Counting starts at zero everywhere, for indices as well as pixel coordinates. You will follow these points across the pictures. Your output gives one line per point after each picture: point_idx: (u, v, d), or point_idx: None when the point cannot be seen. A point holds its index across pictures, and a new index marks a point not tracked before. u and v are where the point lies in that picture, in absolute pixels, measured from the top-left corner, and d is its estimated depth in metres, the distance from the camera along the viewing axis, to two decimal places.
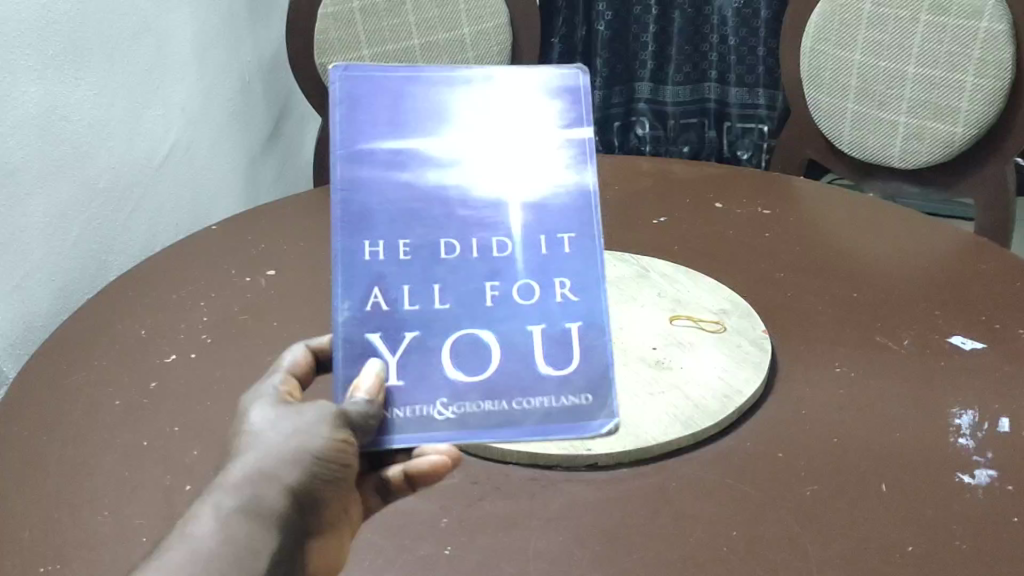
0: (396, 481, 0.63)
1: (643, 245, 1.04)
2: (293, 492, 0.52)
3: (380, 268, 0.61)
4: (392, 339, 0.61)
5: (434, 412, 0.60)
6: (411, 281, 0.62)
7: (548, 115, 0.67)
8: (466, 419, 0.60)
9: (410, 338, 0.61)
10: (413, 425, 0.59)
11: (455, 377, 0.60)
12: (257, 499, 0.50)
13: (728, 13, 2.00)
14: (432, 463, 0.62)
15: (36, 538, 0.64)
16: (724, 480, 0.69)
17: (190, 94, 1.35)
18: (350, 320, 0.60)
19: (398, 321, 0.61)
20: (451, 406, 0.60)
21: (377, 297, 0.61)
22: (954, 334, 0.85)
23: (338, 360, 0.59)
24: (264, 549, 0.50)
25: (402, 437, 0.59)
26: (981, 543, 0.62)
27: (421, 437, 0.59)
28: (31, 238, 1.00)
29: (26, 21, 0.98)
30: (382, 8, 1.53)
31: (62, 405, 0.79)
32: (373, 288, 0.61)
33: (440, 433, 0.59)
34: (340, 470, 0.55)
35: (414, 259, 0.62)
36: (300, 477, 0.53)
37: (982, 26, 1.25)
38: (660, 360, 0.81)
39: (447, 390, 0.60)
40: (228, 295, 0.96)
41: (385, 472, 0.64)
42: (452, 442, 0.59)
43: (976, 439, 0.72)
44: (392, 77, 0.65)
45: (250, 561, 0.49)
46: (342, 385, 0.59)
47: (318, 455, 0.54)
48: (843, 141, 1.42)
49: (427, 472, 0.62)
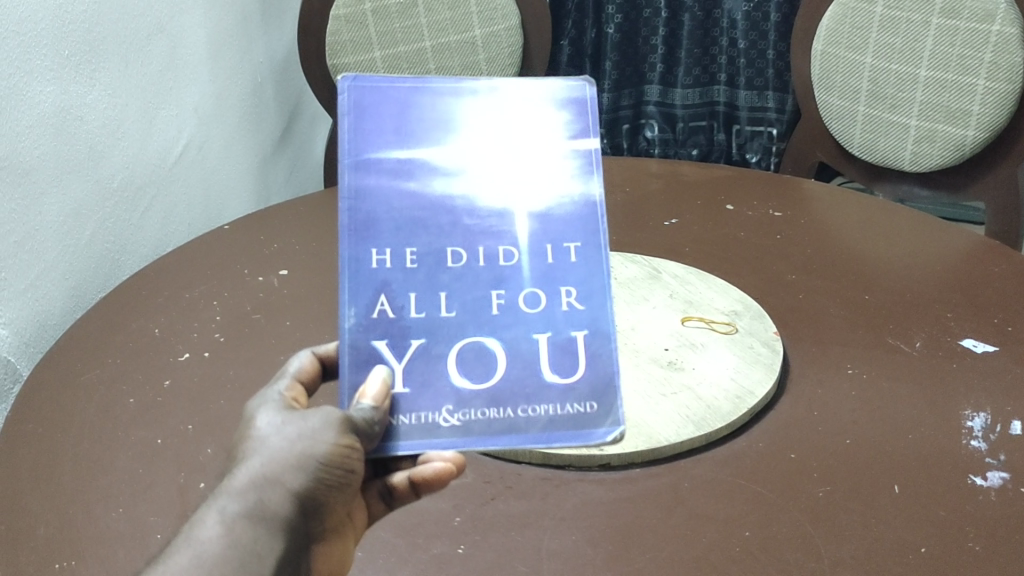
0: (401, 487, 0.64)
1: (654, 247, 1.04)
2: (298, 496, 0.52)
3: (387, 275, 0.62)
4: (398, 346, 0.61)
5: (439, 419, 0.60)
6: (417, 289, 0.62)
7: (555, 124, 0.67)
8: (470, 426, 0.59)
9: (415, 345, 0.61)
10: (417, 432, 0.59)
11: (461, 384, 0.60)
12: (261, 505, 0.51)
13: (738, 16, 1.99)
14: (435, 470, 0.61)
15: (52, 534, 0.65)
16: (737, 481, 0.69)
17: (203, 96, 1.36)
18: (356, 327, 0.60)
19: (404, 329, 0.61)
20: (456, 413, 0.60)
21: (383, 305, 0.61)
22: (966, 336, 0.85)
23: (345, 366, 0.59)
24: (268, 554, 0.51)
25: (407, 445, 0.59)
26: (994, 544, 0.62)
27: (425, 444, 0.59)
28: (46, 236, 1.01)
29: (43, 22, 0.99)
30: (394, 10, 1.53)
31: (76, 403, 0.79)
32: (379, 295, 0.61)
33: (443, 441, 0.59)
34: (344, 476, 0.55)
35: (420, 267, 0.62)
36: (305, 482, 0.53)
37: (994, 29, 1.25)
38: (672, 361, 0.82)
39: (451, 397, 0.60)
40: (240, 295, 0.96)
41: (389, 478, 0.64)
42: (456, 449, 0.59)
43: (988, 441, 0.72)
44: (399, 87, 0.65)
45: (255, 565, 0.50)
46: (347, 391, 0.59)
47: (323, 461, 0.53)
48: (854, 145, 1.42)
49: (429, 479, 0.62)
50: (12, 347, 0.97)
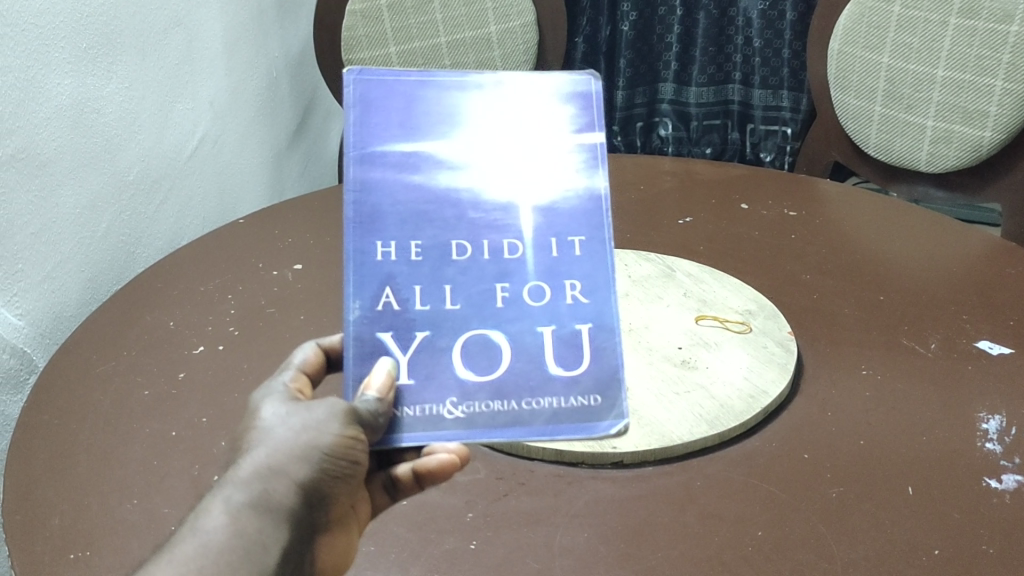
0: (404, 479, 0.64)
1: (668, 246, 1.04)
2: (303, 488, 0.53)
3: (392, 268, 0.62)
4: (402, 338, 0.61)
5: (444, 411, 0.60)
6: (422, 282, 0.62)
7: (560, 119, 0.67)
8: (475, 418, 0.60)
9: (420, 337, 0.61)
10: (421, 424, 0.59)
11: (465, 377, 0.61)
12: (266, 495, 0.51)
13: (753, 14, 1.99)
14: (440, 462, 0.62)
15: (67, 524, 0.65)
16: (750, 480, 0.69)
17: (218, 90, 1.36)
18: (361, 319, 0.60)
19: (408, 321, 0.61)
20: (461, 405, 0.60)
21: (388, 297, 0.61)
22: (981, 339, 0.85)
23: (349, 358, 0.60)
24: (273, 543, 0.51)
25: (411, 436, 0.59)
26: (1008, 547, 0.62)
27: (429, 435, 0.59)
28: (63, 228, 1.01)
29: (61, 15, 0.99)
30: (409, 6, 1.53)
31: (92, 394, 0.79)
32: (384, 287, 0.61)
33: (448, 432, 0.59)
34: (349, 467, 0.55)
35: (425, 260, 0.62)
36: (309, 473, 0.53)
37: (1013, 30, 1.24)
38: (685, 359, 0.82)
39: (456, 390, 0.60)
40: (255, 288, 0.96)
41: (393, 470, 0.64)
42: (461, 441, 0.59)
43: (1003, 444, 0.72)
44: (405, 81, 0.65)
45: (260, 554, 0.50)
46: (352, 383, 0.59)
47: (327, 451, 0.54)
48: (869, 145, 1.42)
49: (434, 470, 0.62)
50: (27, 338, 0.97)
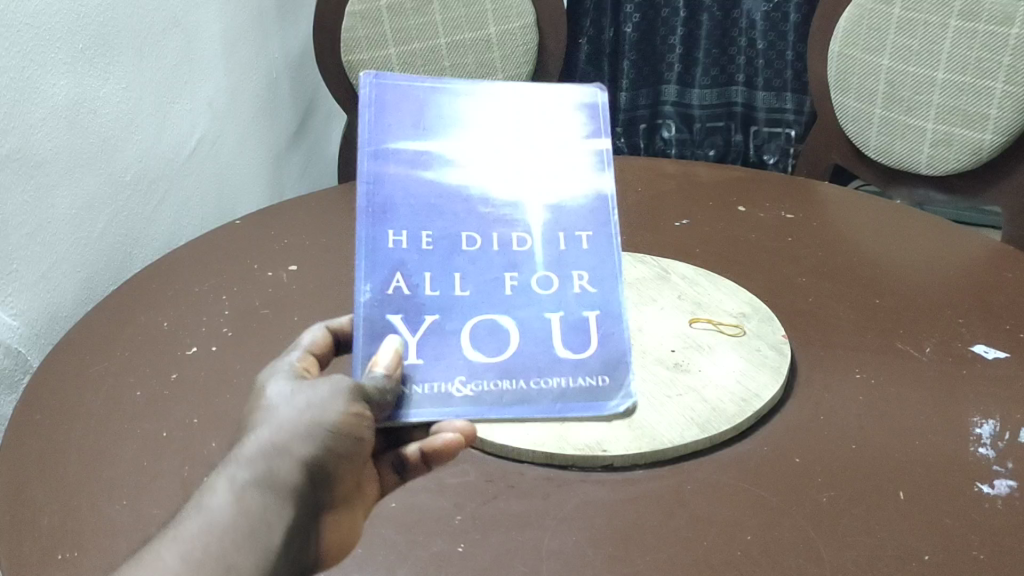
0: (412, 458, 0.66)
1: (664, 248, 1.04)
2: (306, 466, 0.52)
3: (402, 255, 0.63)
4: (411, 320, 0.61)
5: (452, 389, 0.60)
6: (432, 269, 0.63)
7: (571, 126, 0.69)
8: (482, 396, 0.60)
9: (429, 321, 0.62)
10: (430, 401, 0.59)
11: (474, 358, 0.61)
12: (270, 473, 0.50)
13: (757, 16, 1.99)
14: (445, 441, 0.62)
15: (55, 524, 0.65)
16: (741, 483, 0.68)
17: (217, 91, 1.36)
18: (370, 302, 0.61)
19: (418, 305, 0.62)
20: (469, 383, 0.60)
21: (399, 282, 0.62)
22: (977, 343, 0.85)
23: (360, 338, 0.60)
24: (278, 523, 0.50)
25: (419, 413, 0.59)
26: (999, 553, 0.61)
27: (437, 412, 0.59)
28: (58, 228, 1.01)
29: (58, 17, 1.00)
30: (409, 7, 1.53)
31: (83, 394, 0.80)
32: (395, 273, 0.62)
33: (456, 409, 0.59)
34: (354, 445, 0.54)
35: (436, 248, 0.63)
36: (313, 451, 0.52)
37: (1014, 33, 1.23)
38: (678, 361, 0.81)
39: (464, 368, 0.61)
40: (250, 289, 0.96)
41: (402, 450, 0.66)
42: (469, 417, 0.59)
43: (996, 449, 0.71)
44: (419, 87, 0.67)
45: (264, 532, 0.49)
46: (360, 360, 0.59)
47: (331, 429, 0.53)
48: (869, 148, 1.41)
49: (440, 451, 0.63)
50: (22, 338, 0.97)
